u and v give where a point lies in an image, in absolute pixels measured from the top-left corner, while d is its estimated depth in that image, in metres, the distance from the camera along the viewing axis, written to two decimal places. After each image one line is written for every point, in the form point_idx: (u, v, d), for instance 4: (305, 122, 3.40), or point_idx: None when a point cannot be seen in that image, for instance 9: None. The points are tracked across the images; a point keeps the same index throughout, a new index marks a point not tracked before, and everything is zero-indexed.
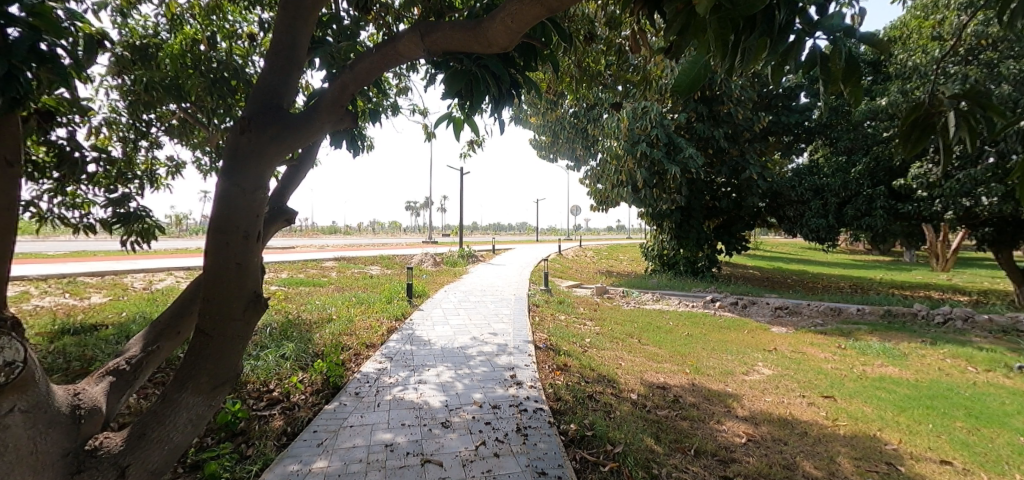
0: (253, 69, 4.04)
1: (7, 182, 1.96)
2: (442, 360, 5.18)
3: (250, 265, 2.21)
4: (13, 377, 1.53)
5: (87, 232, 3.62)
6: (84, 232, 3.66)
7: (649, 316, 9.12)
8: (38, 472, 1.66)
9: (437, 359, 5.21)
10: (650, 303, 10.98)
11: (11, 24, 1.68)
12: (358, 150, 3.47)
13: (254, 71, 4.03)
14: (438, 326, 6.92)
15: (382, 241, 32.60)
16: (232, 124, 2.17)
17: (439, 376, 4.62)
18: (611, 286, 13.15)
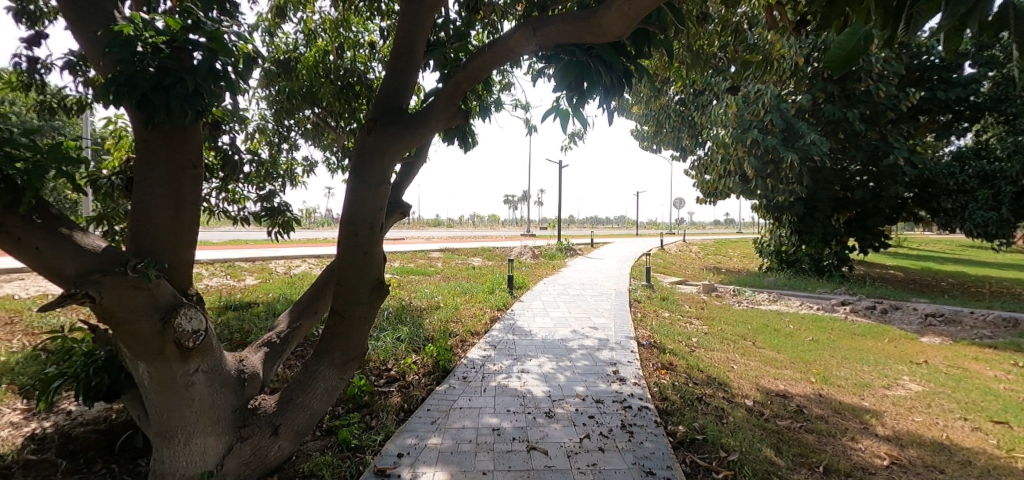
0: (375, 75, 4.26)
1: (192, 179, 2.62)
2: (544, 351, 5.26)
3: (374, 254, 2.83)
4: (198, 342, 2.41)
5: (243, 223, 4.18)
6: (241, 223, 4.22)
7: (766, 317, 8.41)
8: (216, 422, 2.56)
9: (538, 349, 5.32)
10: (765, 304, 10.12)
11: (195, 49, 2.35)
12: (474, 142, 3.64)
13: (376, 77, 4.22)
14: (539, 317, 7.07)
15: (481, 233, 33.98)
16: (361, 127, 2.79)
17: (541, 366, 4.70)
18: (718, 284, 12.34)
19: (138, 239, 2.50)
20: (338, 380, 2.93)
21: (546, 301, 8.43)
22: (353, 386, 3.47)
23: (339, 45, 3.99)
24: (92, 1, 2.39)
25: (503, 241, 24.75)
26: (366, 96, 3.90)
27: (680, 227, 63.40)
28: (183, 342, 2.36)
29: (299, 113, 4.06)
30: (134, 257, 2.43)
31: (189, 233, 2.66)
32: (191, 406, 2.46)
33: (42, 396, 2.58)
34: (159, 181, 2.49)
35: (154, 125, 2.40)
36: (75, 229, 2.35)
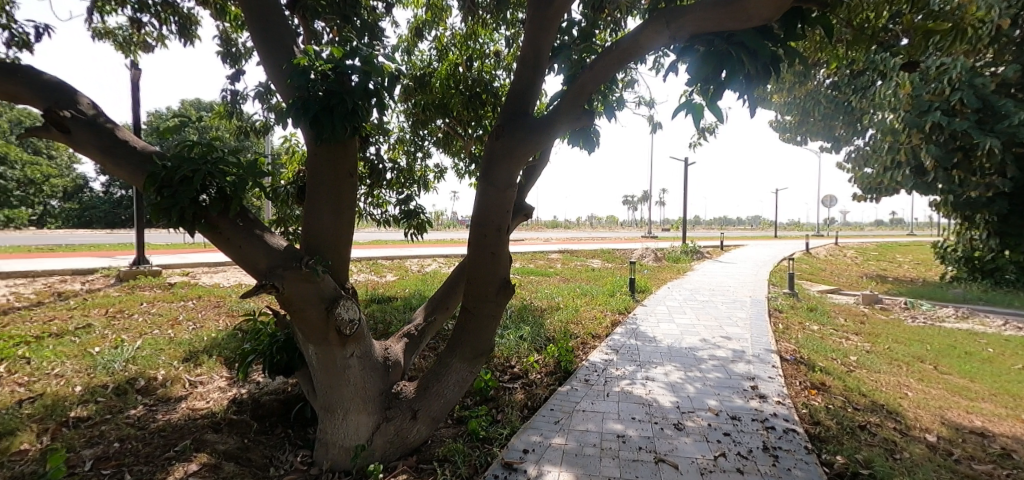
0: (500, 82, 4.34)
1: (349, 187, 2.98)
2: (670, 359, 5.01)
3: (501, 253, 2.98)
4: (354, 329, 2.75)
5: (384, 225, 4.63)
6: (383, 225, 4.68)
7: (954, 339, 6.94)
8: (366, 401, 2.87)
9: (663, 356, 5.09)
10: (951, 321, 8.38)
11: (353, 73, 2.70)
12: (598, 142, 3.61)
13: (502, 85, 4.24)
14: (663, 323, 6.76)
15: (600, 235, 33.50)
16: (490, 133, 2.94)
17: (668, 375, 4.48)
18: (884, 296, 10.56)
19: (309, 239, 2.93)
20: (468, 373, 3.11)
21: (671, 307, 8.01)
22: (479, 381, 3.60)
23: (469, 56, 4.11)
24: (278, 37, 2.83)
25: (623, 243, 24.09)
26: (492, 104, 4.04)
27: (822, 229, 55.58)
28: (342, 329, 2.71)
29: (432, 124, 4.31)
30: (307, 254, 2.85)
31: (347, 236, 3.02)
32: (348, 385, 2.81)
33: (241, 368, 3.11)
34: (325, 189, 2.88)
35: (322, 140, 2.77)
36: (264, 229, 2.81)
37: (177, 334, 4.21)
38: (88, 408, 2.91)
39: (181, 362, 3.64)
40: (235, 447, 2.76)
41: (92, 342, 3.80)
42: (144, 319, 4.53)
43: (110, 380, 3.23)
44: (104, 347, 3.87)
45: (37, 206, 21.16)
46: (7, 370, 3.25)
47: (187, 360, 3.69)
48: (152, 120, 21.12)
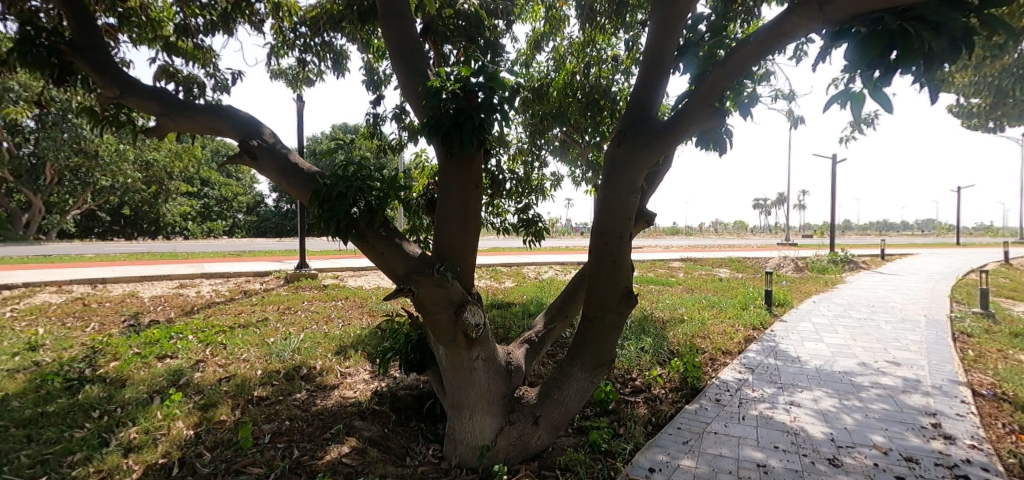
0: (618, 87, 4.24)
1: (476, 198, 3.14)
2: (819, 383, 4.44)
3: (622, 261, 2.91)
4: (479, 334, 2.88)
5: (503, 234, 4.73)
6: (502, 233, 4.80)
7: None
8: (490, 403, 2.99)
9: (811, 380, 4.53)
10: None
11: (480, 90, 2.84)
12: (729, 142, 3.34)
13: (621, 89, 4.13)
14: (809, 343, 6.00)
15: (726, 242, 30.72)
16: (611, 140, 2.89)
17: (818, 402, 3.98)
18: None
19: (439, 245, 3.14)
20: (589, 382, 3.08)
21: (818, 325, 7.07)
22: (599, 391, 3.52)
23: (586, 63, 4.10)
24: (414, 61, 3.07)
25: (753, 250, 21.86)
26: (610, 109, 3.96)
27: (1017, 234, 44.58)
28: (469, 332, 2.86)
29: (550, 133, 4.36)
30: (438, 260, 3.06)
31: (473, 243, 3.19)
32: (474, 386, 2.95)
33: (382, 363, 3.43)
34: (454, 199, 3.07)
35: (452, 154, 2.97)
36: (401, 238, 3.08)
37: (330, 329, 4.80)
38: (266, 389, 3.45)
39: (334, 355, 4.14)
40: (377, 434, 3.05)
41: (268, 333, 4.51)
42: (305, 315, 5.25)
43: (282, 367, 3.80)
44: (276, 338, 4.57)
45: (229, 219, 25.67)
46: (211, 353, 4.00)
47: (338, 353, 4.18)
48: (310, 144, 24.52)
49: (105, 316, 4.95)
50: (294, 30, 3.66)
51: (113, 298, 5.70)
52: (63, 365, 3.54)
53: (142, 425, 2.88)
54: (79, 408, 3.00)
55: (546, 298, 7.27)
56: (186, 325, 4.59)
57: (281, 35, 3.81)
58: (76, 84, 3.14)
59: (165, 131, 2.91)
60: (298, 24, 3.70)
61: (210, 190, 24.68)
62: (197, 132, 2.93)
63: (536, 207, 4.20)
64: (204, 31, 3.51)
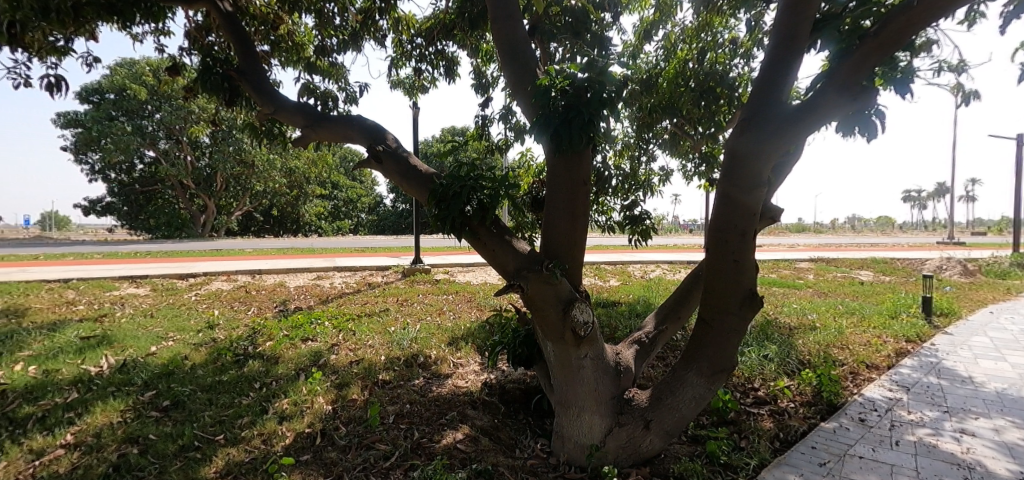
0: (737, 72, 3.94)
1: (584, 196, 3.12)
2: (1000, 411, 3.70)
3: (746, 261, 2.69)
4: (587, 332, 2.85)
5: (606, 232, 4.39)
6: None
7: None
8: (599, 403, 2.94)
9: (991, 407, 3.79)
10: None
11: (589, 86, 2.79)
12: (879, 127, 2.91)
13: (739, 74, 3.82)
14: (986, 361, 5.02)
15: (867, 240, 26.69)
16: (733, 129, 2.68)
17: (1000, 433, 3.32)
18: None
19: (549, 243, 3.17)
20: (705, 389, 2.90)
21: (999, 341, 5.87)
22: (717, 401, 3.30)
23: (700, 50, 3.85)
24: (523, 60, 3.11)
25: (903, 250, 18.75)
26: (727, 97, 3.67)
27: None
28: (577, 330, 2.84)
29: (658, 126, 4.18)
30: (546, 257, 3.10)
31: (581, 241, 3.17)
32: (582, 384, 2.93)
33: (491, 356, 3.57)
34: (563, 197, 3.07)
35: (562, 153, 2.98)
36: (511, 235, 3.15)
37: (442, 322, 5.11)
38: (389, 373, 3.77)
39: (447, 345, 4.39)
40: (488, 424, 3.18)
41: (389, 323, 4.93)
42: (421, 308, 5.64)
43: (402, 354, 4.13)
44: (396, 327, 4.97)
45: (354, 218, 28.19)
46: (343, 338, 4.48)
47: (451, 344, 4.43)
48: (423, 148, 26.11)
49: (262, 301, 5.81)
50: (412, 42, 3.96)
51: (267, 286, 6.67)
52: (233, 342, 4.22)
53: (292, 397, 3.32)
54: (245, 379, 3.54)
55: (655, 298, 6.98)
56: (323, 312, 5.20)
57: (400, 47, 4.12)
58: (242, 105, 3.70)
59: (309, 141, 3.33)
60: (415, 36, 4.00)
61: (340, 192, 27.38)
62: (335, 141, 3.29)
63: (644, 204, 4.04)
64: (337, 50, 3.92)
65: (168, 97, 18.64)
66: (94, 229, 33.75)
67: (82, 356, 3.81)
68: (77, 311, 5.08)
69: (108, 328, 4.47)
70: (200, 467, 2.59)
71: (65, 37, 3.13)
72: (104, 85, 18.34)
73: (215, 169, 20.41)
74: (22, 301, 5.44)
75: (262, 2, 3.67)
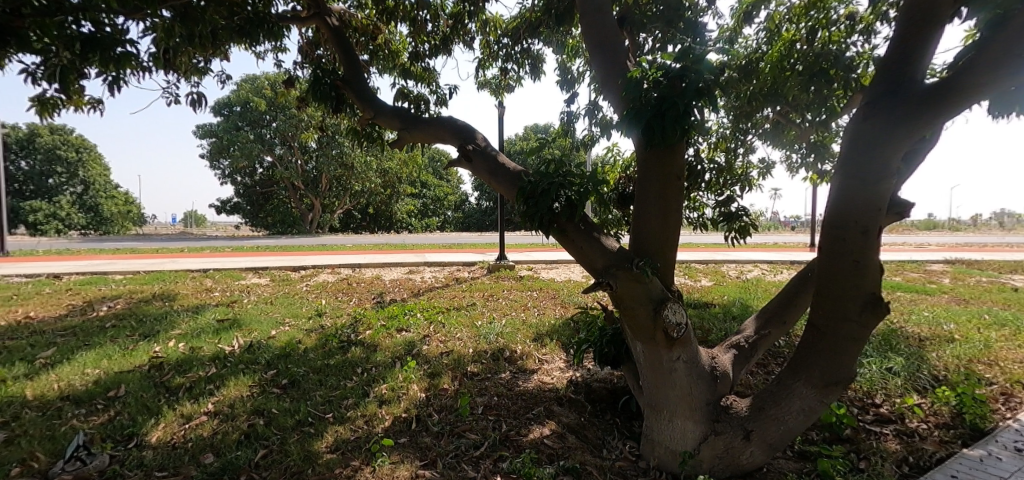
0: (855, 51, 3.54)
1: (678, 191, 2.98)
2: None
3: (868, 262, 2.41)
4: (681, 334, 2.72)
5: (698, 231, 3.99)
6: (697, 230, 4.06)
7: None
8: (693, 409, 2.81)
9: None
10: None
11: (685, 76, 2.62)
12: None
13: (858, 54, 3.43)
14: None
15: (1017, 239, 22.68)
16: (855, 114, 2.42)
17: None
18: None
19: (639, 240, 3.07)
20: (816, 402, 2.64)
21: None
22: (830, 415, 3.05)
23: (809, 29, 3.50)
24: (614, 53, 3.04)
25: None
26: (842, 79, 3.31)
27: None
28: (670, 331, 2.72)
29: (759, 115, 3.88)
30: (637, 255, 3.02)
31: (673, 239, 3.05)
32: (674, 388, 2.81)
33: (577, 354, 3.56)
34: (655, 193, 2.95)
35: (654, 146, 2.86)
36: (599, 232, 3.10)
37: (527, 317, 5.19)
38: (477, 366, 3.90)
39: (532, 341, 4.45)
40: (574, 422, 3.18)
41: (476, 317, 5.09)
42: (506, 303, 5.78)
43: (489, 348, 4.25)
44: (482, 321, 5.13)
45: (441, 215, 29.44)
46: (434, 329, 4.72)
47: (536, 340, 4.48)
48: (507, 146, 26.51)
49: (361, 292, 6.30)
50: (498, 42, 4.05)
51: (365, 279, 7.23)
52: (338, 329, 4.61)
53: (389, 383, 3.55)
54: (349, 364, 3.85)
55: (753, 300, 6.51)
56: (416, 304, 5.52)
57: (487, 48, 4.22)
58: (346, 112, 4.01)
59: (405, 142, 3.53)
60: (501, 36, 4.09)
61: (428, 191, 28.68)
62: (428, 141, 3.46)
63: (741, 199, 3.79)
64: (429, 55, 4.12)
65: (284, 107, 20.76)
66: (224, 226, 38.72)
67: (218, 336, 4.39)
68: (213, 297, 5.86)
69: (238, 312, 5.11)
70: (314, 440, 2.88)
71: (206, 58, 3.59)
72: (233, 99, 20.80)
73: (320, 171, 22.39)
74: (173, 287, 6.39)
75: (362, 15, 3.97)
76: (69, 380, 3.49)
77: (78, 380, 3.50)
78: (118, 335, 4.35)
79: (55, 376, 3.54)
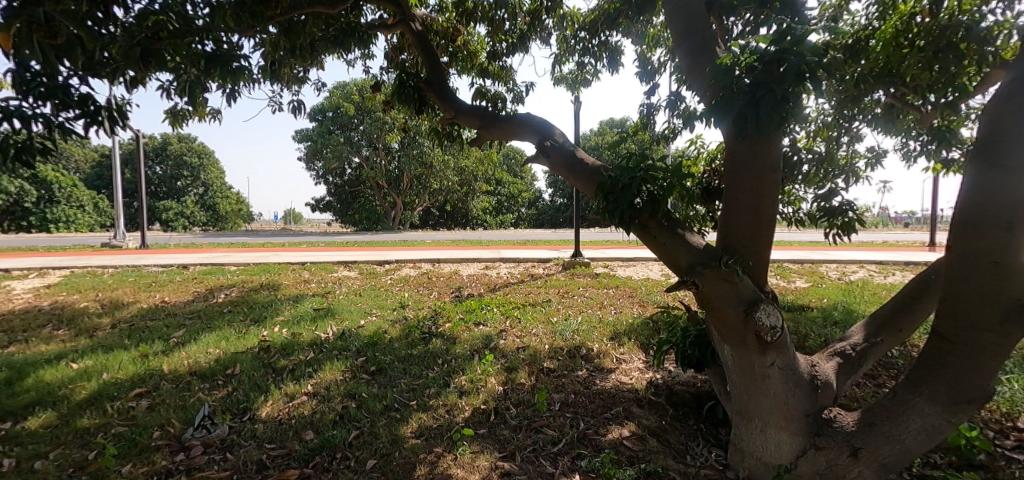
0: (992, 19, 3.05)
1: (774, 185, 2.76)
2: None
3: (1014, 262, 2.06)
4: (776, 338, 2.52)
5: (797, 227, 3.70)
6: (796, 226, 3.74)
7: None
8: (790, 420, 2.61)
9: None
10: None
11: (783, 60, 2.34)
12: None
13: (997, 23, 2.97)
14: None
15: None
16: (995, 94, 2.10)
17: None
18: None
19: (728, 238, 2.90)
20: (942, 422, 2.33)
21: None
22: (959, 437, 2.81)
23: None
24: (702, 41, 2.88)
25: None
26: (977, 53, 2.87)
27: None
28: (763, 335, 2.53)
29: (868, 98, 3.51)
30: (726, 253, 2.85)
31: (768, 237, 2.83)
32: (768, 396, 2.63)
33: (659, 355, 3.45)
34: (746, 187, 2.76)
35: (747, 137, 2.66)
36: (683, 228, 2.96)
37: (603, 315, 5.10)
38: (554, 362, 3.90)
39: (609, 340, 4.37)
40: (655, 425, 3.09)
41: (552, 313, 5.11)
42: (582, 300, 5.74)
43: (566, 345, 4.24)
44: (558, 318, 5.13)
45: (515, 212, 29.98)
46: (511, 324, 4.79)
47: (613, 339, 4.40)
48: (581, 142, 26.14)
49: (440, 286, 6.55)
50: (576, 36, 4.04)
51: (444, 273, 7.51)
52: (420, 321, 4.83)
53: (469, 375, 3.65)
54: (430, 355, 4.03)
55: (859, 305, 5.90)
56: (492, 299, 5.64)
57: (564, 43, 4.21)
58: (428, 113, 4.19)
59: (484, 139, 3.62)
60: (579, 30, 4.05)
61: (502, 188, 29.19)
62: (506, 139, 3.51)
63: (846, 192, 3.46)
64: (507, 53, 4.19)
65: (370, 111, 22.06)
66: (318, 223, 42.06)
67: (315, 323, 4.78)
68: (310, 288, 6.39)
69: (331, 302, 5.54)
70: (401, 425, 3.05)
71: (305, 68, 3.91)
72: (327, 105, 22.43)
73: (402, 170, 23.56)
74: (277, 277, 7.06)
75: (442, 18, 4.13)
76: (196, 357, 3.99)
77: (202, 357, 3.97)
78: (233, 319, 4.89)
79: (185, 353, 4.06)
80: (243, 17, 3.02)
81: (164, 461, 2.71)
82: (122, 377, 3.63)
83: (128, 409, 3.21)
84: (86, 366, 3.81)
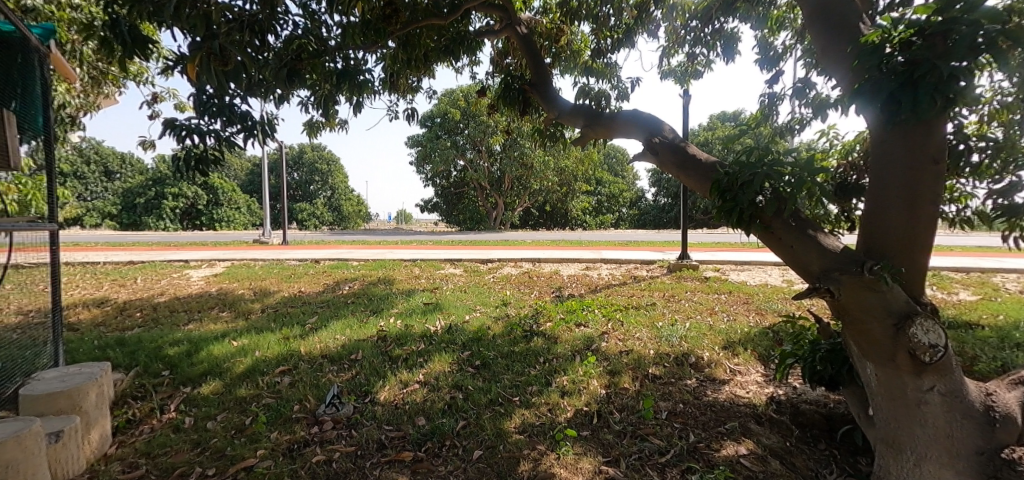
0: None
1: (936, 180, 2.36)
2: None
3: None
4: (936, 359, 2.16)
5: (964, 228, 3.21)
6: (962, 226, 3.26)
7: None
8: (956, 457, 2.21)
9: None
10: None
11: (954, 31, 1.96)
12: None
13: None
14: None
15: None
16: None
17: None
18: None
19: (872, 240, 2.55)
20: None
21: None
22: None
23: None
24: (842, 19, 2.55)
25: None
26: None
27: None
28: (920, 354, 2.18)
29: None
30: (869, 258, 2.52)
31: (927, 240, 2.43)
32: (924, 425, 2.27)
33: (782, 369, 3.13)
34: (897, 182, 2.40)
35: (899, 124, 2.30)
36: (815, 229, 2.66)
37: (714, 322, 4.78)
38: (660, 369, 3.74)
39: (722, 349, 4.08)
40: (778, 446, 2.81)
41: (656, 317, 4.90)
42: (690, 305, 5.44)
43: (672, 351, 4.04)
44: (663, 323, 4.92)
45: (616, 212, 29.45)
46: (613, 326, 4.70)
47: (726, 348, 4.10)
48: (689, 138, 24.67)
49: (541, 286, 6.64)
50: (687, 26, 3.85)
51: (544, 273, 7.60)
52: (522, 319, 4.94)
53: (570, 375, 3.65)
54: (532, 353, 4.09)
55: None
56: (593, 300, 5.59)
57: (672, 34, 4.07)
58: (531, 114, 4.27)
59: (587, 138, 3.58)
60: (691, 19, 3.88)
61: (602, 188, 28.91)
62: (611, 136, 3.44)
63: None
64: (612, 49, 4.13)
65: (474, 115, 22.98)
66: (423, 223, 44.86)
67: (426, 316, 5.12)
68: (421, 283, 6.86)
69: (439, 297, 5.89)
70: (505, 419, 3.14)
71: (419, 78, 4.20)
72: (435, 111, 23.75)
73: (504, 172, 24.27)
74: (392, 273, 7.69)
75: (547, 19, 4.19)
76: (326, 341, 4.49)
77: (331, 342, 4.46)
78: (355, 310, 5.42)
79: (318, 337, 4.58)
80: (370, 35, 3.32)
81: (303, 432, 3.08)
82: (269, 355, 4.20)
83: (274, 384, 3.71)
84: (243, 343, 4.47)
